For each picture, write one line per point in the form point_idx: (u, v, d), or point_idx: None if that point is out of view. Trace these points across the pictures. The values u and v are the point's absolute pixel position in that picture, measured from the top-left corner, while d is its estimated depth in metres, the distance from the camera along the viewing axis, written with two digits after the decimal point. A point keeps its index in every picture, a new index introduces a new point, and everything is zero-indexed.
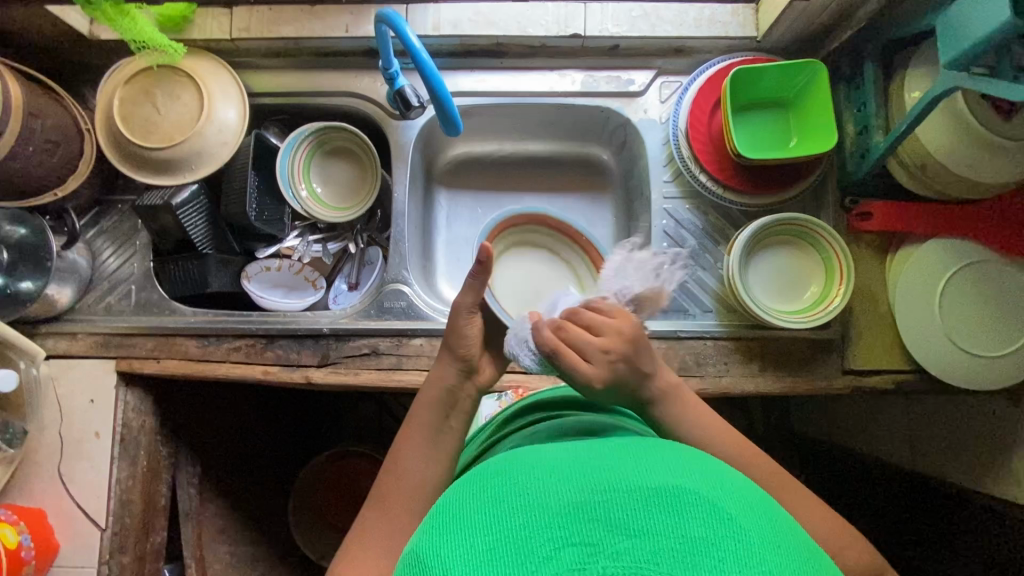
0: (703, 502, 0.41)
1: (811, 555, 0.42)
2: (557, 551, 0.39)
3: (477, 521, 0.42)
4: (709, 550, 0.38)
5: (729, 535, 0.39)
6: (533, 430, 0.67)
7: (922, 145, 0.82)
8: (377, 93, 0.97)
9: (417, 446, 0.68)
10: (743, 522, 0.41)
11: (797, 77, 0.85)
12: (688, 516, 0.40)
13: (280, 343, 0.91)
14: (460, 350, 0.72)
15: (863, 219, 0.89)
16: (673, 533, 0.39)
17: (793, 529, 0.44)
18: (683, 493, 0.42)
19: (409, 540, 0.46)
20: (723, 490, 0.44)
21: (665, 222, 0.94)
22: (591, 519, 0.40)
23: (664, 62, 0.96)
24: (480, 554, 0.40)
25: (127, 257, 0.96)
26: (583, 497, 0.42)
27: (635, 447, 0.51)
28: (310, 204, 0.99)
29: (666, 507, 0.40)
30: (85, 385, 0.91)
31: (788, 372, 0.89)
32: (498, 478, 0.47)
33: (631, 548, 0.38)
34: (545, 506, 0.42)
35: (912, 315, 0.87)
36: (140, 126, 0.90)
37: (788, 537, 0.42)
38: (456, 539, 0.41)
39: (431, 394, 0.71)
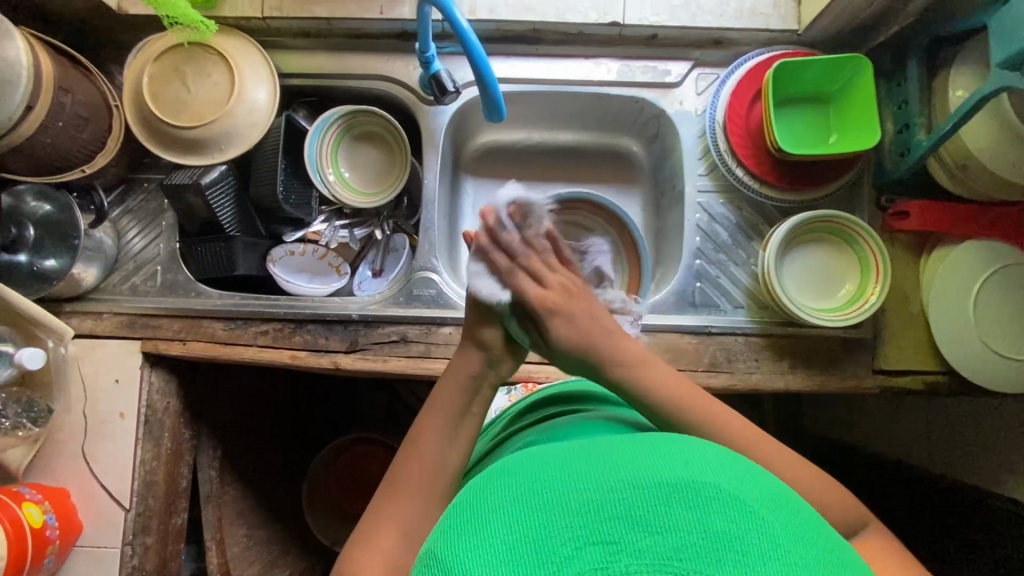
0: (723, 494, 0.39)
1: (834, 546, 0.40)
2: (578, 551, 0.36)
3: (490, 520, 0.39)
4: (733, 545, 0.36)
5: (753, 528, 0.37)
6: (552, 424, 0.66)
7: (966, 145, 0.81)
8: (410, 77, 0.96)
9: (445, 431, 0.65)
10: (766, 515, 0.38)
11: (840, 73, 0.84)
12: (709, 510, 0.38)
13: (308, 328, 0.91)
14: (484, 337, 0.69)
15: (900, 218, 0.89)
16: (696, 528, 0.37)
17: (813, 519, 0.42)
18: (703, 485, 0.39)
19: (423, 542, 0.43)
20: (742, 480, 0.41)
21: (698, 216, 0.93)
22: (610, 516, 0.38)
23: (701, 53, 0.95)
24: (496, 555, 0.37)
25: (153, 237, 0.94)
26: (599, 493, 0.39)
27: (648, 437, 0.48)
28: (337, 188, 0.98)
29: (687, 501, 0.38)
30: (110, 365, 0.90)
31: (818, 370, 0.89)
32: (510, 474, 0.44)
33: (654, 546, 0.36)
34: (560, 502, 0.39)
35: (946, 317, 0.86)
36: (169, 103, 0.88)
37: (811, 528, 0.40)
38: (474, 539, 0.39)
39: (457, 380, 0.68)
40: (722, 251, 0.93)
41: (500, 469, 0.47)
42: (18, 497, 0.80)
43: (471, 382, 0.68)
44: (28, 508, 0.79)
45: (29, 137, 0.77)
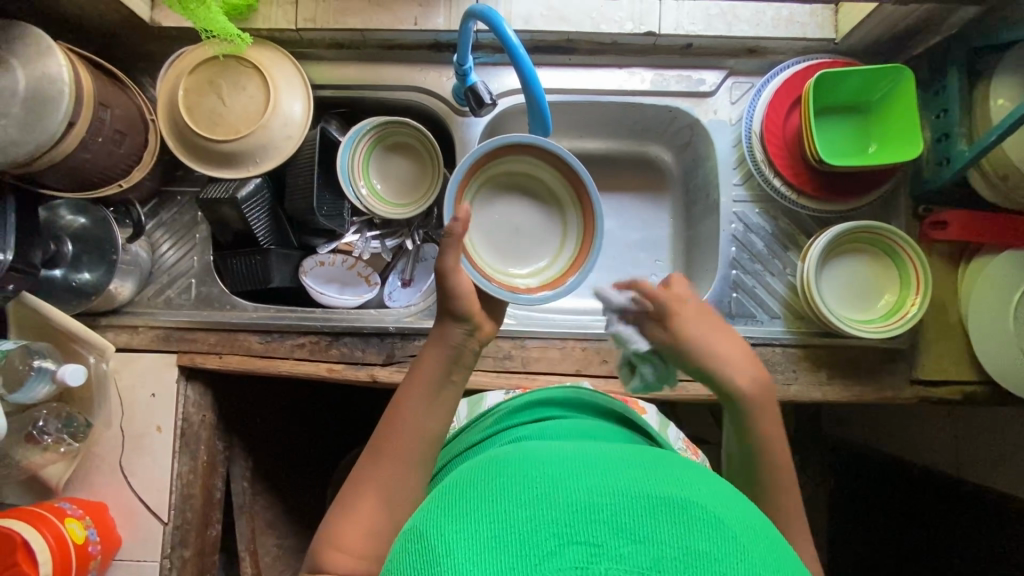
0: (708, 516, 0.39)
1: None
2: (560, 548, 0.37)
3: (481, 506, 0.40)
4: (709, 566, 0.37)
5: (734, 553, 0.38)
6: (552, 429, 0.63)
7: (1009, 155, 0.80)
8: (443, 88, 0.95)
9: (425, 402, 0.65)
10: (746, 544, 0.39)
11: (880, 83, 0.84)
12: (693, 530, 0.38)
13: (345, 341, 0.91)
14: (457, 308, 0.67)
15: (939, 228, 0.88)
16: (679, 545, 0.37)
17: (788, 551, 0.43)
18: (691, 504, 0.40)
19: (413, 516, 0.44)
20: (730, 506, 0.42)
21: (734, 227, 0.93)
22: (596, 519, 0.39)
23: (736, 62, 0.94)
24: (482, 540, 0.38)
25: (186, 251, 0.94)
26: (591, 497, 0.40)
27: (644, 451, 0.49)
28: (371, 201, 0.97)
29: (674, 517, 0.39)
30: (147, 379, 0.90)
31: (855, 381, 0.88)
32: (507, 466, 0.45)
33: (634, 555, 0.37)
34: (551, 499, 0.40)
35: (984, 330, 0.86)
36: (204, 117, 0.88)
37: (786, 560, 0.41)
38: (461, 523, 0.39)
39: (436, 353, 0.67)
40: (758, 262, 0.92)
41: (495, 461, 0.48)
42: (60, 513, 0.80)
43: (454, 355, 0.67)
44: (70, 524, 0.79)
45: (70, 154, 0.77)
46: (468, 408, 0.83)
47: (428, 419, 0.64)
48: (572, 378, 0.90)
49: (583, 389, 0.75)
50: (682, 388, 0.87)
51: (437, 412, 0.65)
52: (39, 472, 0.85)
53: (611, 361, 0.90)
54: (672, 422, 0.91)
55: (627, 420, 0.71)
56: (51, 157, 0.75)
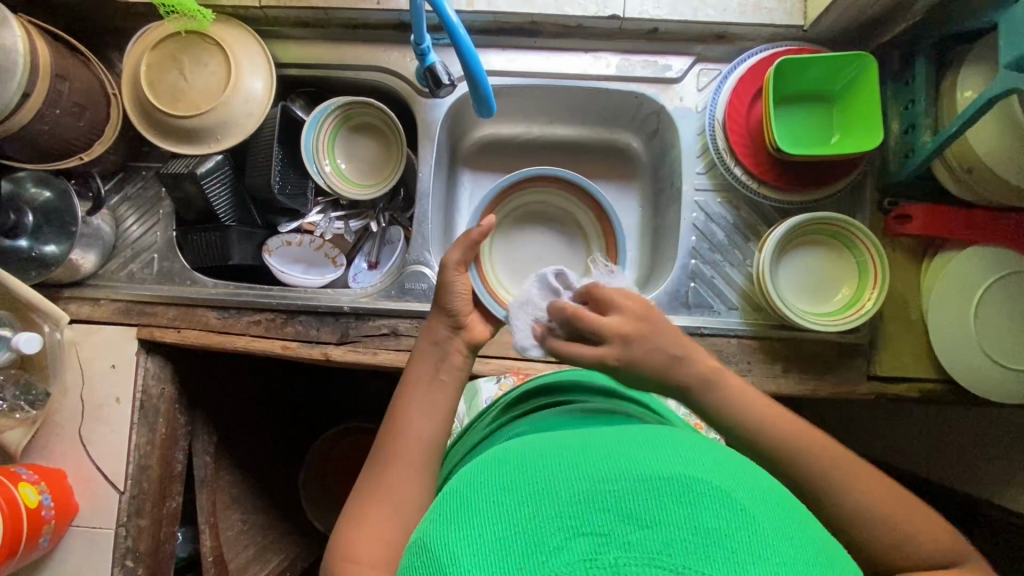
0: (717, 490, 0.38)
1: (831, 547, 0.39)
2: (568, 542, 0.35)
3: (480, 510, 0.39)
4: (721, 541, 0.35)
5: (744, 525, 0.36)
6: (541, 416, 0.63)
7: (973, 149, 0.78)
8: (406, 68, 0.95)
9: (417, 401, 0.66)
10: (755, 512, 0.38)
11: (843, 71, 0.82)
12: (701, 507, 0.37)
13: (300, 319, 0.91)
14: (449, 306, 0.71)
15: (903, 221, 0.86)
16: (687, 524, 0.36)
17: (807, 516, 0.41)
18: (695, 479, 0.38)
19: (417, 526, 0.43)
20: (737, 476, 0.40)
21: (695, 215, 0.92)
22: (601, 508, 0.37)
23: (704, 48, 0.93)
24: (490, 545, 0.37)
25: (150, 225, 0.96)
26: (594, 485, 0.38)
27: (645, 425, 0.47)
28: (334, 180, 0.98)
29: (679, 495, 0.37)
30: (107, 350, 0.91)
31: (812, 374, 0.87)
32: (503, 460, 0.44)
33: (644, 540, 0.35)
34: (553, 492, 0.38)
35: (946, 325, 0.84)
36: (166, 92, 0.89)
37: (802, 524, 0.39)
38: (467, 530, 0.38)
39: (422, 350, 0.70)
40: (718, 251, 0.91)
41: (496, 455, 0.46)
42: (14, 477, 0.81)
43: (443, 352, 0.70)
44: (23, 489, 0.81)
45: (26, 125, 0.78)
46: (467, 401, 0.89)
47: (422, 416, 0.65)
48: (524, 363, 0.89)
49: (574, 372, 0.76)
50: None
51: (438, 406, 0.66)
52: None
53: None
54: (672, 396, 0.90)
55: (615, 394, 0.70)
56: (6, 128, 0.77)
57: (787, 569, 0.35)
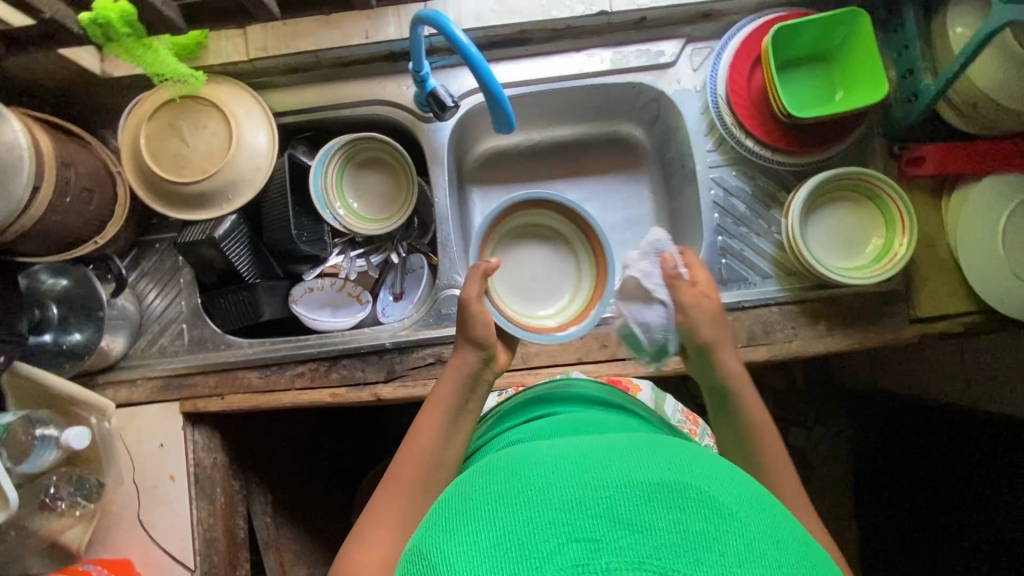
0: (706, 496, 0.41)
1: (806, 546, 0.43)
2: (561, 548, 0.38)
3: (476, 522, 0.42)
4: (708, 545, 0.38)
5: (731, 528, 0.39)
6: (539, 424, 0.64)
7: (976, 83, 0.80)
8: (405, 97, 0.95)
9: (442, 427, 0.67)
10: (741, 517, 0.41)
11: (836, 29, 0.84)
12: (690, 512, 0.40)
13: (343, 363, 0.90)
14: (475, 335, 0.71)
15: (915, 164, 0.88)
16: (676, 528, 0.38)
17: (788, 520, 0.44)
18: (684, 486, 0.41)
19: (412, 534, 0.45)
20: (722, 482, 0.44)
21: (714, 192, 0.93)
22: (592, 514, 0.39)
23: (692, 29, 0.94)
24: (484, 550, 0.39)
25: (173, 297, 0.94)
26: (585, 492, 0.41)
27: (635, 437, 0.50)
28: (350, 220, 0.98)
29: (669, 502, 0.40)
30: (153, 430, 0.90)
31: (855, 328, 0.88)
32: (499, 478, 0.47)
33: (635, 544, 0.38)
34: (545, 502, 0.41)
35: (977, 256, 0.85)
36: (170, 160, 0.88)
37: (782, 526, 0.43)
38: (464, 540, 0.40)
39: (452, 378, 0.70)
40: (743, 224, 0.92)
41: (491, 470, 0.49)
42: None
43: (470, 381, 0.70)
44: None
45: (39, 219, 0.77)
46: None
47: (449, 446, 0.66)
48: (575, 367, 0.89)
49: (568, 381, 0.76)
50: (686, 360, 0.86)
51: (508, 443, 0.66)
52: (58, 539, 0.85)
53: (611, 345, 0.90)
54: (668, 394, 0.91)
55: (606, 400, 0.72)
56: (20, 226, 0.75)
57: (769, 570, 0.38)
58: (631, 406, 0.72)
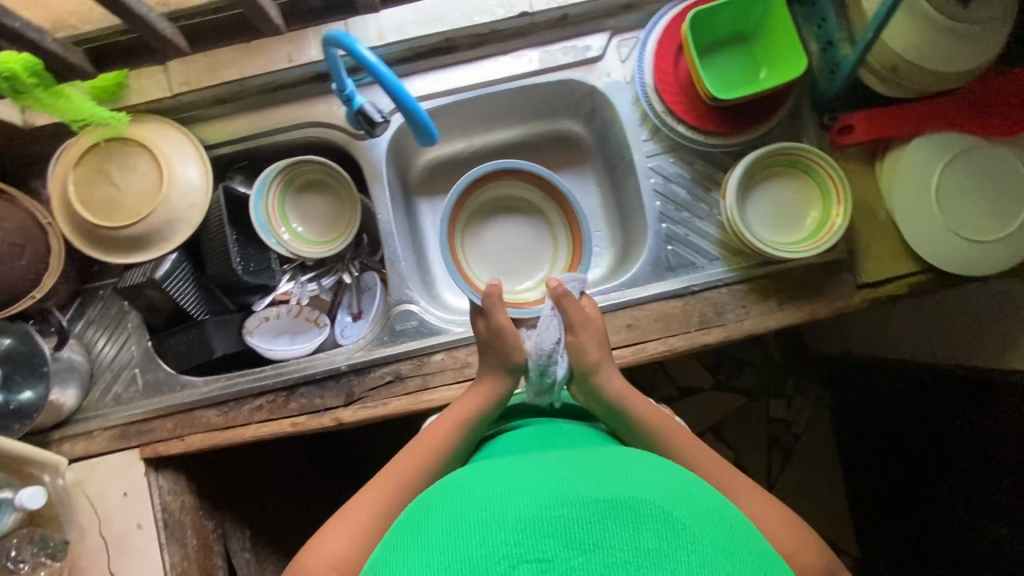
0: (658, 512, 0.46)
1: (757, 551, 0.47)
2: (516, 567, 0.43)
3: (441, 543, 0.46)
4: (657, 560, 0.43)
5: (682, 543, 0.44)
6: (521, 441, 0.69)
7: (892, 48, 0.82)
8: (337, 116, 0.94)
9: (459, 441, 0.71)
10: (691, 530, 0.45)
11: (753, 8, 0.85)
12: (642, 528, 0.44)
13: (302, 392, 0.89)
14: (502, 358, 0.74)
15: (846, 132, 0.89)
16: (626, 546, 0.43)
17: (736, 525, 0.49)
18: (637, 503, 0.46)
19: (379, 551, 0.50)
20: (673, 496, 0.48)
21: (653, 181, 0.93)
22: (548, 535, 0.44)
23: (616, 21, 0.94)
24: (445, 569, 0.44)
25: (122, 342, 0.93)
26: (543, 513, 0.45)
27: (595, 454, 0.55)
28: (295, 244, 0.97)
29: (621, 520, 0.45)
30: (115, 480, 0.88)
31: (804, 300, 0.89)
32: (464, 495, 0.51)
33: (588, 562, 0.43)
34: (507, 524, 0.45)
35: (914, 218, 0.87)
36: (102, 205, 0.86)
37: (731, 533, 0.47)
38: (430, 561, 0.45)
39: (483, 390, 0.74)
40: (685, 209, 0.92)
41: (459, 486, 0.53)
42: None
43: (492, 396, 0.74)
44: None
45: None
46: None
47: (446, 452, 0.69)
48: None
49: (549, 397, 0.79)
50: (639, 351, 0.88)
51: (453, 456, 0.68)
52: None
53: None
54: None
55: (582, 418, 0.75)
56: None
57: None
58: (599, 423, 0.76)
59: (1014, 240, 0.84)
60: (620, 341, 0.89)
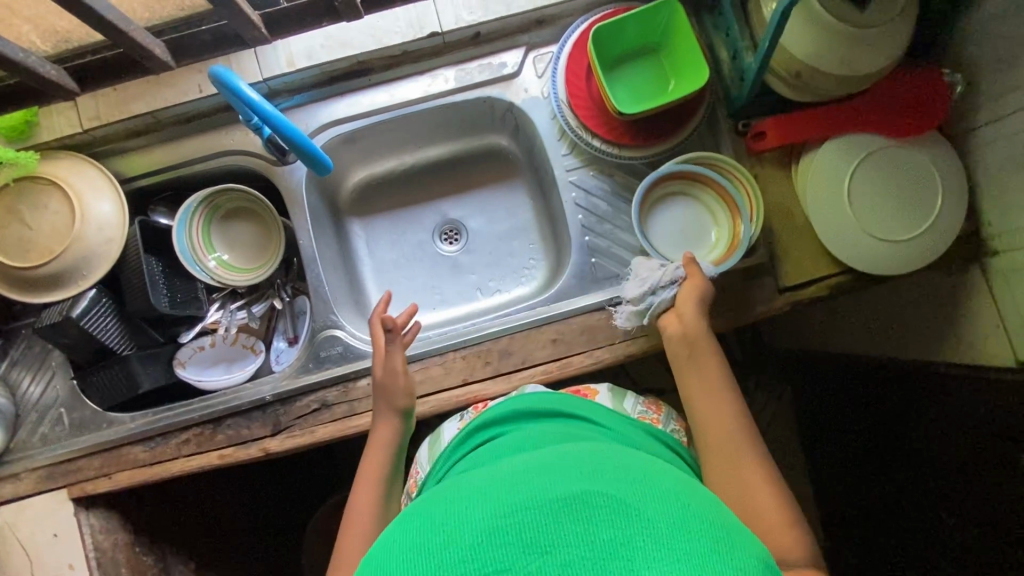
0: (611, 501, 0.40)
1: (733, 527, 0.41)
2: None
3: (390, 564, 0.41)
4: (617, 552, 0.38)
5: (640, 531, 0.39)
6: (488, 452, 0.64)
7: (794, 54, 0.82)
8: (254, 144, 0.93)
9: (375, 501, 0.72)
10: (652, 513, 0.40)
11: (656, 21, 0.85)
12: (599, 519, 0.39)
13: (228, 424, 0.89)
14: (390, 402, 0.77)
15: (760, 139, 0.90)
16: (583, 543, 0.38)
17: (711, 502, 0.43)
18: (592, 495, 0.41)
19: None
20: (634, 482, 0.43)
21: (574, 195, 0.93)
22: (501, 543, 0.39)
23: (529, 36, 0.94)
24: None
25: (48, 381, 0.92)
26: (494, 521, 0.41)
27: (557, 450, 0.50)
28: (221, 272, 0.95)
29: (575, 515, 0.40)
30: (43, 522, 0.87)
31: (728, 307, 0.89)
32: (418, 512, 0.46)
33: (544, 567, 0.38)
34: (450, 543, 0.40)
35: (826, 218, 0.87)
36: (14, 246, 0.85)
37: (702, 509, 0.42)
38: None
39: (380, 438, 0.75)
40: (606, 222, 0.93)
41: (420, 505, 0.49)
42: None
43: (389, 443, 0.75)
44: None
45: None
46: (428, 447, 0.80)
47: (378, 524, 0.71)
48: (460, 389, 0.88)
49: (533, 395, 0.73)
50: (564, 365, 0.87)
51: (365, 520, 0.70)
52: None
53: (494, 360, 0.89)
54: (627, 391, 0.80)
55: (568, 412, 0.69)
56: None
57: (682, 564, 0.37)
58: (587, 412, 0.70)
59: (922, 239, 0.85)
60: (546, 356, 0.88)
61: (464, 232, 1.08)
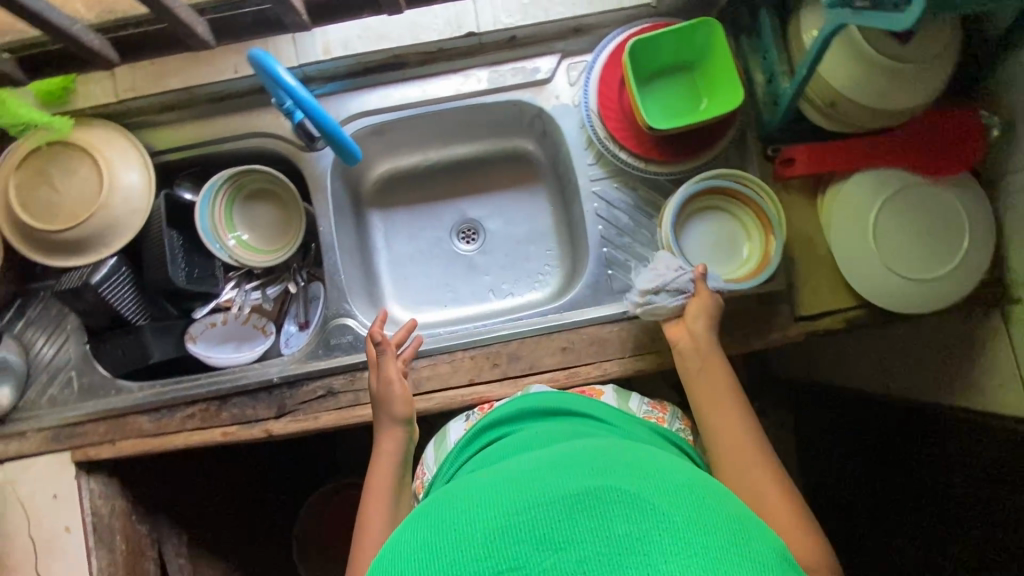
0: (626, 496, 0.40)
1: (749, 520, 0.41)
2: None
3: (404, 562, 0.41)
4: (634, 546, 0.37)
5: (655, 525, 0.38)
6: (496, 450, 0.63)
7: (832, 84, 0.82)
8: (283, 127, 0.94)
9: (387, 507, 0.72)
10: (667, 507, 0.39)
11: (694, 39, 0.85)
12: (615, 515, 0.39)
13: (234, 402, 0.89)
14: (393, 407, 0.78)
15: (789, 165, 0.89)
16: (598, 538, 0.38)
17: (724, 496, 0.43)
18: (606, 491, 0.41)
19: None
20: (648, 477, 0.43)
21: (597, 206, 0.93)
22: (516, 541, 0.39)
23: (565, 44, 0.94)
24: None
25: (61, 343, 0.93)
26: (509, 519, 0.40)
27: (568, 447, 0.50)
28: (239, 251, 0.96)
29: (591, 512, 0.39)
30: (45, 482, 0.88)
31: (741, 330, 0.89)
32: (430, 511, 0.46)
33: (560, 563, 0.38)
34: (465, 541, 0.40)
35: (850, 251, 0.87)
36: (41, 208, 0.87)
37: (717, 502, 0.41)
38: None
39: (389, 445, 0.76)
40: (626, 235, 0.93)
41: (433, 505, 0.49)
42: None
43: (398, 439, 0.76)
44: None
45: None
46: (436, 445, 0.79)
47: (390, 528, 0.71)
48: (467, 388, 0.88)
49: (539, 395, 0.73)
50: (572, 374, 0.87)
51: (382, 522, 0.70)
52: None
53: (502, 363, 0.89)
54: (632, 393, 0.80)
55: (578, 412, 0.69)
56: None
57: (699, 558, 0.36)
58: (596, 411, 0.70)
59: (948, 278, 0.84)
60: (554, 364, 0.88)
61: (482, 233, 1.08)
